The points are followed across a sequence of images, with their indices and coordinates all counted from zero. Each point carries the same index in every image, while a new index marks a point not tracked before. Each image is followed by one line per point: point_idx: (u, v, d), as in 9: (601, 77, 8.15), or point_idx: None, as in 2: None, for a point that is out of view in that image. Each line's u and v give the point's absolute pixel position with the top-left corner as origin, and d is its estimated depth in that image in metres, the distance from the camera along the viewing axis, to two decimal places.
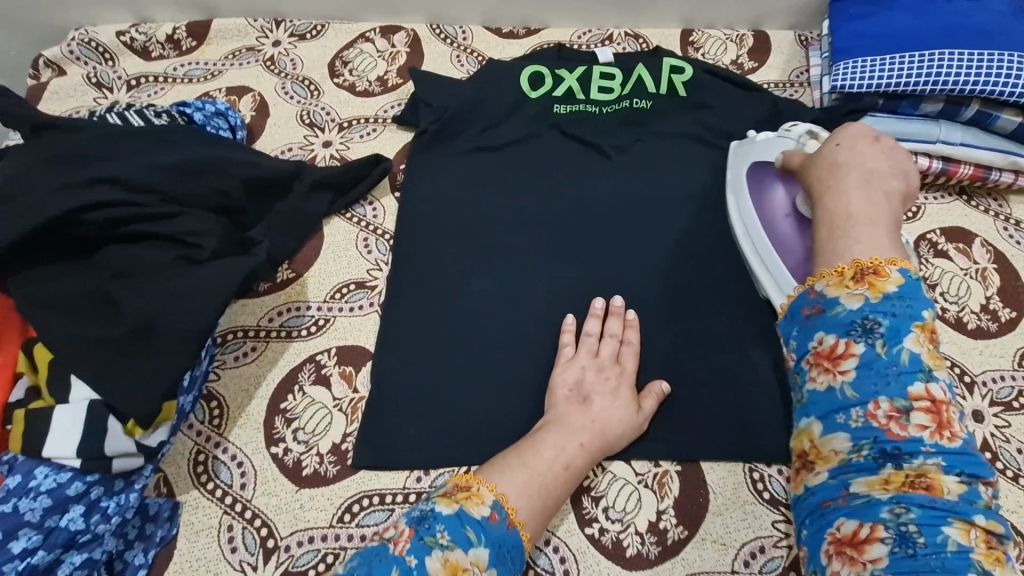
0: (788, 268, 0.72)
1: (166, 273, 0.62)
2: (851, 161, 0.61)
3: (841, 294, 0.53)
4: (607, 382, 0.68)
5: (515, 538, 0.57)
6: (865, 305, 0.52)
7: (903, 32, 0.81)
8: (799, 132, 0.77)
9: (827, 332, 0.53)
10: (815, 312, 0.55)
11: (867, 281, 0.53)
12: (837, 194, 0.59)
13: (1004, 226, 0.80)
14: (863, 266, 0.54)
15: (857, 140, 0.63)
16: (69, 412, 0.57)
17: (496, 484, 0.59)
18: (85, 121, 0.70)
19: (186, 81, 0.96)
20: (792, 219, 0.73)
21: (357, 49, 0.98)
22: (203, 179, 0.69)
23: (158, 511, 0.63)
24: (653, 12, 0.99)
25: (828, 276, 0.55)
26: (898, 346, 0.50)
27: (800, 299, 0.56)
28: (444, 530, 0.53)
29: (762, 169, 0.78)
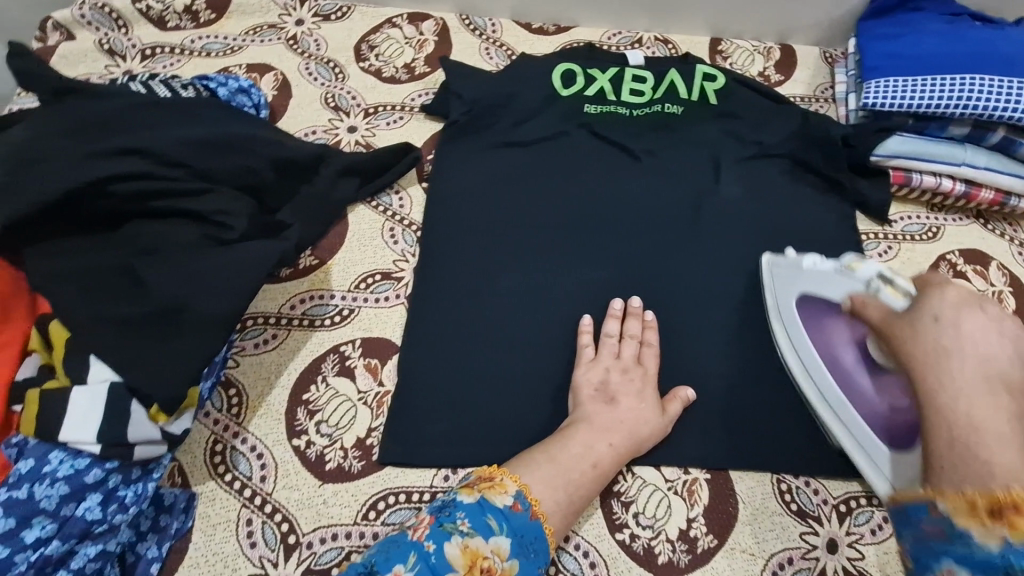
0: (868, 424, 0.64)
1: (195, 253, 0.59)
2: (961, 344, 0.52)
3: (971, 527, 0.45)
4: (632, 383, 0.68)
5: (538, 530, 0.56)
6: (1007, 548, 0.42)
7: (933, 55, 0.82)
8: (864, 273, 0.66)
9: (956, 566, 0.45)
10: (941, 538, 0.47)
11: (1007, 516, 0.43)
12: (946, 392, 0.50)
13: (1018, 251, 0.83)
14: (1001, 498, 0.43)
15: (957, 310, 0.55)
16: (87, 395, 0.53)
17: (520, 476, 0.58)
18: (109, 89, 0.66)
19: (203, 55, 0.93)
20: (866, 368, 0.65)
21: (383, 34, 0.96)
22: (232, 157, 0.66)
23: (174, 503, 0.60)
24: (684, 18, 0.99)
25: (953, 499, 0.46)
26: None
27: (917, 508, 0.49)
28: (465, 517, 0.54)
29: (814, 305, 0.70)
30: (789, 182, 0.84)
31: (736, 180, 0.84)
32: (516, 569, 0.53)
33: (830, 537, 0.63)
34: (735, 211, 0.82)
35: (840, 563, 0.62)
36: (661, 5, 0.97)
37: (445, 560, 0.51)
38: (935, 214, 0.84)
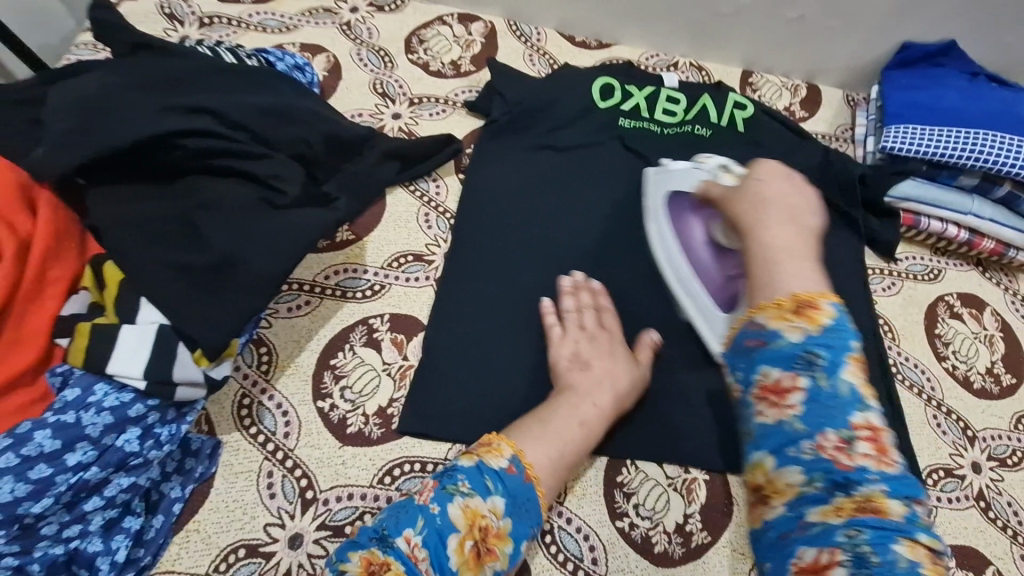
0: (709, 292, 0.77)
1: (250, 213, 0.62)
2: (773, 194, 0.65)
3: (782, 327, 0.54)
4: (601, 345, 0.72)
5: (532, 491, 0.58)
6: (806, 338, 0.53)
7: (951, 109, 0.87)
8: (712, 166, 0.80)
9: (771, 366, 0.54)
10: (757, 343, 0.55)
11: (805, 314, 0.54)
12: (761, 225, 0.62)
13: (1012, 300, 0.88)
14: (800, 299, 0.55)
15: (772, 175, 0.68)
16: (137, 333, 0.56)
17: (517, 440, 0.60)
18: (181, 51, 0.70)
19: (260, 30, 0.96)
20: (710, 247, 0.78)
21: (434, 30, 1.00)
22: (291, 128, 0.70)
23: (200, 448, 0.62)
24: (719, 49, 1.04)
25: (768, 309, 0.55)
26: (838, 378, 0.52)
27: (742, 330, 0.57)
28: (465, 480, 0.56)
29: (676, 202, 0.82)
30: None
31: None
32: (509, 529, 0.56)
33: None
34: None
35: None
36: (699, 33, 1.02)
37: (450, 521, 0.53)
38: (937, 257, 0.89)
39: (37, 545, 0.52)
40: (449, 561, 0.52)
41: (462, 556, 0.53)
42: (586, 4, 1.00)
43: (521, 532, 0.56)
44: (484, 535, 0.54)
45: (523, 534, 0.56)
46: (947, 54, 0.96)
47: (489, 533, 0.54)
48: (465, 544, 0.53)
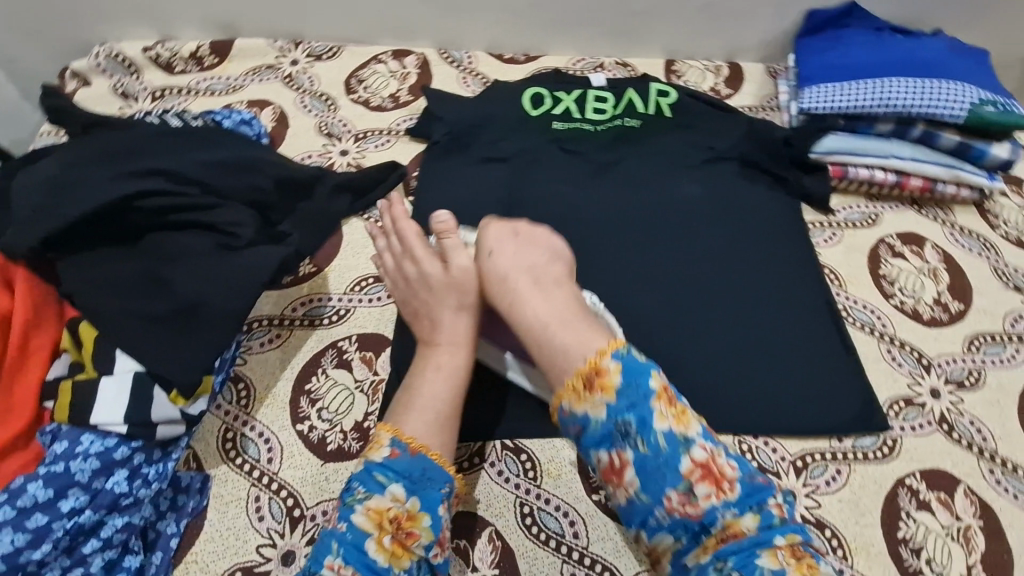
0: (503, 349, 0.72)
1: (208, 258, 0.67)
2: (507, 264, 0.66)
3: (586, 409, 0.57)
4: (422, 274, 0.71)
5: (425, 460, 0.60)
6: (609, 411, 0.56)
7: (859, 65, 0.93)
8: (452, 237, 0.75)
9: (597, 450, 0.57)
10: (579, 433, 0.58)
11: (597, 389, 0.57)
12: (522, 302, 0.63)
13: (950, 232, 0.92)
14: (589, 375, 0.57)
15: (498, 242, 0.68)
16: (115, 382, 0.60)
17: (394, 422, 0.62)
18: (129, 122, 0.75)
19: (208, 94, 1.03)
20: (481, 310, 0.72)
21: (370, 69, 1.07)
22: (239, 177, 0.75)
23: (190, 484, 0.66)
24: (640, 44, 1.10)
25: (567, 393, 0.58)
26: (652, 435, 0.55)
27: (561, 419, 0.59)
28: (358, 486, 0.58)
29: None
30: (739, 180, 0.93)
31: (692, 182, 0.93)
32: (419, 505, 0.58)
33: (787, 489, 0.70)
34: (693, 207, 0.91)
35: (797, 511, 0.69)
36: (618, 33, 1.09)
37: (359, 529, 0.56)
38: (873, 203, 0.94)
39: None
40: (377, 561, 0.55)
41: (385, 550, 0.55)
42: (509, 23, 1.07)
43: (433, 499, 0.58)
44: (396, 524, 0.56)
45: (435, 501, 0.58)
46: (852, 15, 1.01)
47: (401, 520, 0.57)
48: (385, 540, 0.56)
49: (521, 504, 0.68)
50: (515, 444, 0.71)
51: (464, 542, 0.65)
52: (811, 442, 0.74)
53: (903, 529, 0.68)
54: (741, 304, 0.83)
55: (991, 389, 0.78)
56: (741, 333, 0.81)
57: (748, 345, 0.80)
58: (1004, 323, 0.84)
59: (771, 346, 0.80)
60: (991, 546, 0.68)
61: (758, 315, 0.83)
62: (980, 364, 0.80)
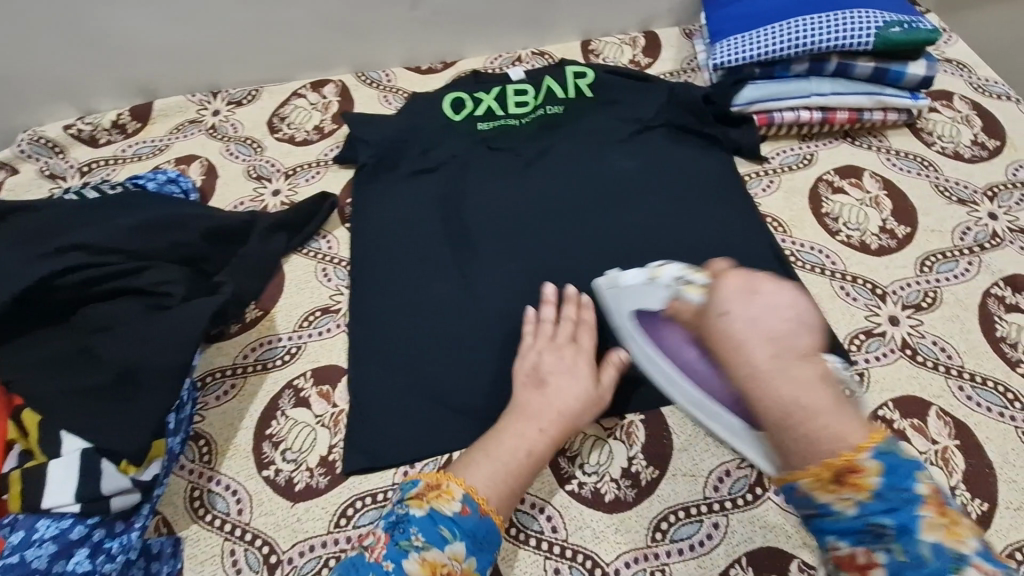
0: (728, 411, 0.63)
1: (140, 321, 0.67)
2: (746, 330, 0.56)
3: (830, 499, 0.51)
4: (563, 360, 0.71)
5: (490, 523, 0.60)
6: (861, 509, 0.50)
7: (765, 11, 0.92)
8: (665, 278, 0.69)
9: (837, 539, 0.51)
10: (810, 514, 0.53)
11: (849, 482, 0.50)
12: (764, 382, 0.54)
13: (886, 157, 0.91)
14: (838, 466, 0.51)
15: (737, 301, 0.58)
16: (63, 463, 0.59)
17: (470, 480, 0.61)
18: (46, 202, 0.75)
19: (135, 159, 1.03)
20: (704, 361, 0.64)
21: (291, 105, 1.07)
22: (164, 236, 0.75)
23: (161, 549, 0.65)
24: (553, 30, 1.10)
25: (806, 476, 0.52)
26: (915, 545, 0.48)
27: (789, 496, 0.55)
28: (417, 533, 0.58)
29: (645, 318, 0.70)
30: (670, 145, 0.93)
31: (624, 156, 0.92)
32: (474, 565, 0.58)
33: None
34: (627, 181, 0.90)
35: None
36: (528, 24, 1.09)
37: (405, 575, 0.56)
38: (807, 143, 0.94)
39: None
40: None
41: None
42: (419, 34, 1.07)
43: (485, 562, 0.59)
44: None
45: (486, 566, 0.59)
46: None
47: None
48: None
49: None
50: None
51: None
52: None
53: None
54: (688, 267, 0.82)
55: (949, 306, 0.78)
56: None
57: None
58: (953, 238, 0.83)
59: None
60: (971, 463, 0.67)
61: None
62: (934, 284, 0.79)
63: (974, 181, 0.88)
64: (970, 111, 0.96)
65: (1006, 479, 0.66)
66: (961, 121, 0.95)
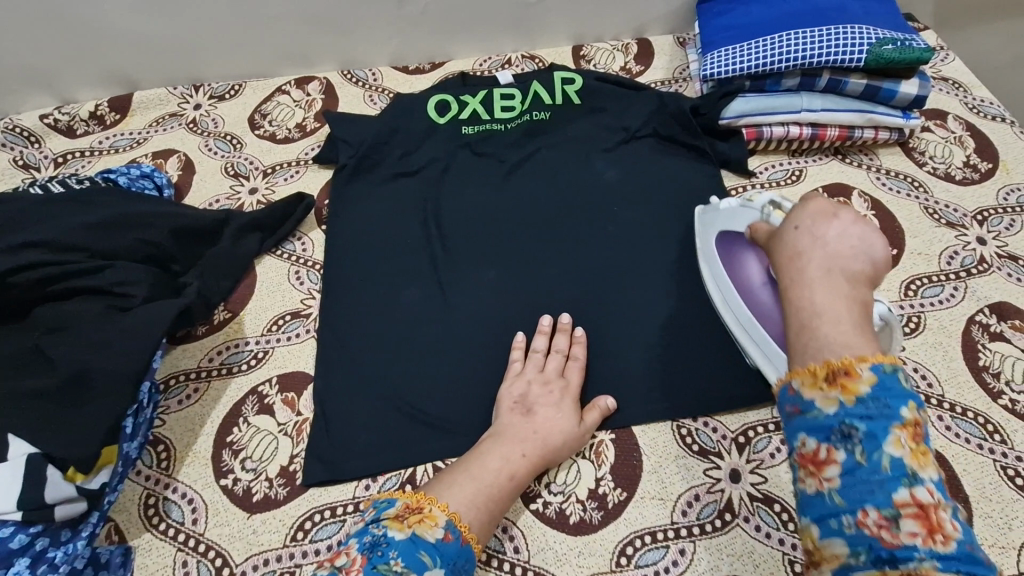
0: (772, 338, 0.67)
1: (97, 322, 0.65)
2: (812, 245, 0.56)
3: (815, 397, 0.49)
4: (552, 395, 0.70)
5: (468, 554, 0.57)
6: (841, 410, 0.47)
7: (757, 22, 0.91)
8: (760, 203, 0.68)
9: (807, 435, 0.49)
10: (792, 412, 0.51)
11: (839, 382, 0.48)
12: (805, 288, 0.54)
13: (876, 175, 0.90)
14: (834, 367, 0.49)
15: (816, 221, 0.57)
16: (8, 469, 0.57)
17: (455, 508, 0.58)
18: (9, 194, 0.73)
19: (112, 151, 1.01)
20: (768, 288, 0.68)
21: (274, 101, 1.05)
22: (129, 234, 0.73)
23: (110, 558, 0.63)
24: (544, 34, 1.08)
25: (803, 374, 0.50)
26: (879, 453, 0.45)
27: (780, 394, 0.52)
28: (398, 557, 0.51)
29: (728, 239, 0.74)
30: (655, 156, 0.91)
31: (608, 166, 0.90)
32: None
33: (732, 467, 0.67)
34: (610, 191, 0.88)
35: (743, 490, 0.66)
36: (518, 27, 1.07)
37: None
38: (796, 159, 0.92)
39: None
40: None
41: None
42: (406, 34, 1.05)
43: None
44: None
45: None
46: None
47: None
48: None
49: None
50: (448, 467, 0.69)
51: None
52: (754, 415, 0.71)
53: None
54: (667, 282, 0.80)
55: (933, 333, 0.76)
56: (671, 312, 0.78)
57: (680, 323, 0.77)
58: (940, 262, 0.81)
59: (703, 321, 0.77)
60: None
61: (686, 291, 0.79)
62: (918, 309, 0.78)
63: (964, 204, 0.86)
64: (964, 131, 0.94)
65: (982, 515, 0.64)
66: (954, 142, 0.93)
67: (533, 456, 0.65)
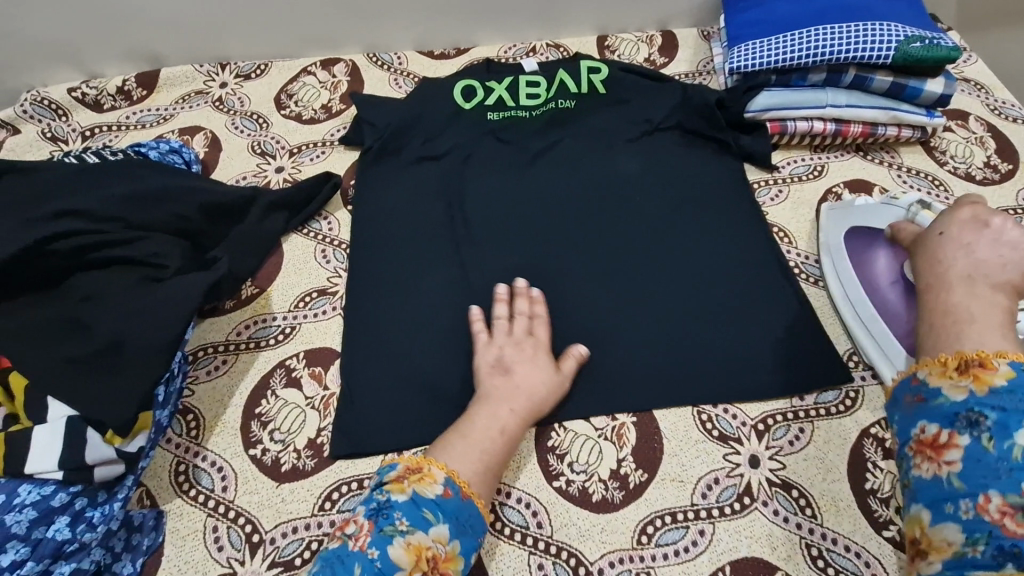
0: (896, 337, 0.71)
1: (133, 292, 0.66)
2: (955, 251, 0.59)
3: (943, 386, 0.51)
4: (525, 352, 0.71)
5: (472, 507, 0.59)
6: (969, 398, 0.49)
7: (784, 17, 0.91)
8: (908, 202, 0.74)
9: (929, 422, 0.51)
10: (918, 402, 0.53)
11: (970, 374, 0.50)
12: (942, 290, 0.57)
13: (897, 173, 0.91)
14: (967, 359, 0.51)
15: (965, 228, 0.60)
16: (48, 430, 0.59)
17: (451, 466, 0.60)
18: (44, 163, 0.74)
19: (139, 127, 1.01)
20: (900, 287, 0.72)
21: (300, 82, 1.05)
22: (162, 207, 0.74)
23: (143, 521, 0.65)
24: (569, 23, 1.08)
25: (930, 365, 0.53)
26: (1009, 441, 0.46)
27: (902, 385, 0.55)
28: (403, 517, 0.55)
29: (859, 237, 0.77)
30: (679, 148, 0.92)
31: (633, 156, 0.91)
32: (457, 550, 0.56)
33: (751, 453, 0.69)
34: (635, 180, 0.89)
35: (762, 475, 0.68)
36: (544, 15, 1.07)
37: (391, 563, 0.53)
38: (818, 154, 0.93)
39: None
40: None
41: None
42: (432, 19, 1.06)
43: (468, 548, 0.57)
44: (434, 564, 0.54)
45: (471, 549, 0.57)
46: None
47: (439, 561, 0.54)
48: None
49: None
50: None
51: None
52: (774, 403, 0.72)
53: (870, 481, 0.66)
54: (689, 271, 0.82)
55: None
56: (694, 300, 0.79)
57: (701, 312, 0.78)
58: None
59: (724, 309, 0.78)
60: None
61: (709, 281, 0.81)
62: None
63: None
64: (985, 132, 0.95)
65: None
66: (975, 143, 0.94)
67: (521, 410, 0.67)
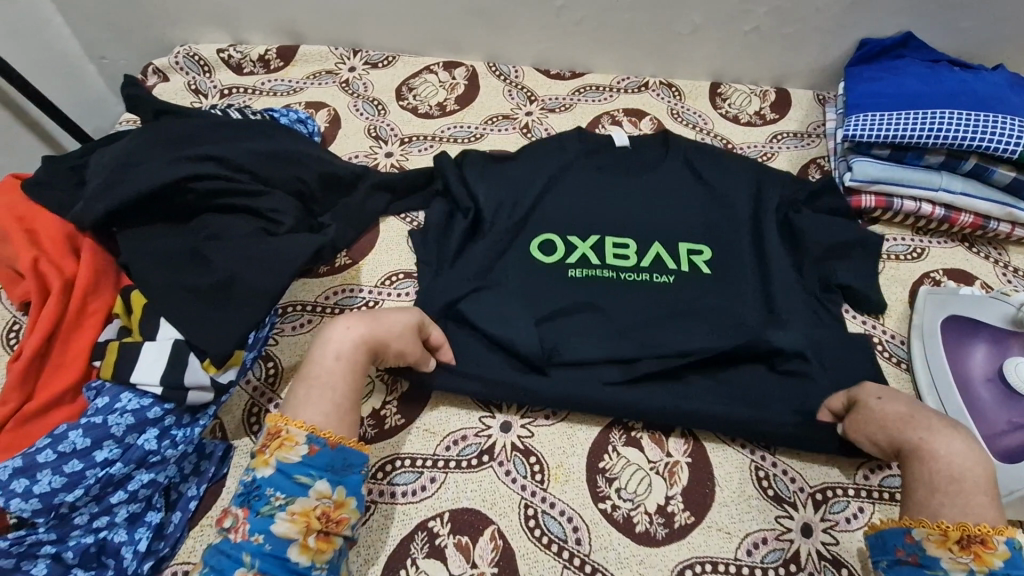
0: (983, 435, 0.68)
1: (252, 239, 0.71)
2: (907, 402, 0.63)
3: (942, 557, 0.53)
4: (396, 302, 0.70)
5: (343, 453, 0.59)
6: None
7: (911, 94, 0.90)
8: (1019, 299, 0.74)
9: None
10: (912, 561, 0.56)
11: (972, 550, 0.53)
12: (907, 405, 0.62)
13: (1002, 272, 0.88)
14: (968, 532, 0.53)
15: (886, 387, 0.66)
16: (156, 347, 0.65)
17: (309, 422, 0.59)
18: (197, 111, 0.82)
19: (271, 94, 1.11)
20: (994, 386, 0.70)
21: (421, 78, 1.12)
22: (288, 168, 0.79)
23: (213, 451, 0.69)
24: (686, 66, 1.11)
25: (929, 529, 0.55)
26: None
27: (896, 536, 0.57)
28: (276, 492, 0.55)
29: (959, 327, 0.75)
30: None
31: None
32: (345, 493, 0.58)
33: (804, 521, 0.68)
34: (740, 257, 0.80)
35: (813, 545, 0.66)
36: (664, 54, 1.09)
37: (278, 537, 0.54)
38: (919, 237, 0.91)
39: (71, 533, 0.61)
40: (299, 563, 0.54)
41: (309, 551, 0.54)
42: (555, 40, 1.10)
43: (355, 486, 0.59)
44: (325, 519, 0.56)
45: (358, 488, 0.59)
46: (907, 45, 0.99)
47: (329, 513, 0.56)
48: (309, 540, 0.55)
49: (526, 506, 0.68)
50: (525, 446, 0.72)
51: (466, 538, 0.66)
52: (836, 475, 0.71)
53: None
54: None
55: None
56: None
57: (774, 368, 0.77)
58: None
59: (750, 373, 0.74)
60: None
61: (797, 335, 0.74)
62: None
63: None
64: None
65: None
66: None
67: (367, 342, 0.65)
